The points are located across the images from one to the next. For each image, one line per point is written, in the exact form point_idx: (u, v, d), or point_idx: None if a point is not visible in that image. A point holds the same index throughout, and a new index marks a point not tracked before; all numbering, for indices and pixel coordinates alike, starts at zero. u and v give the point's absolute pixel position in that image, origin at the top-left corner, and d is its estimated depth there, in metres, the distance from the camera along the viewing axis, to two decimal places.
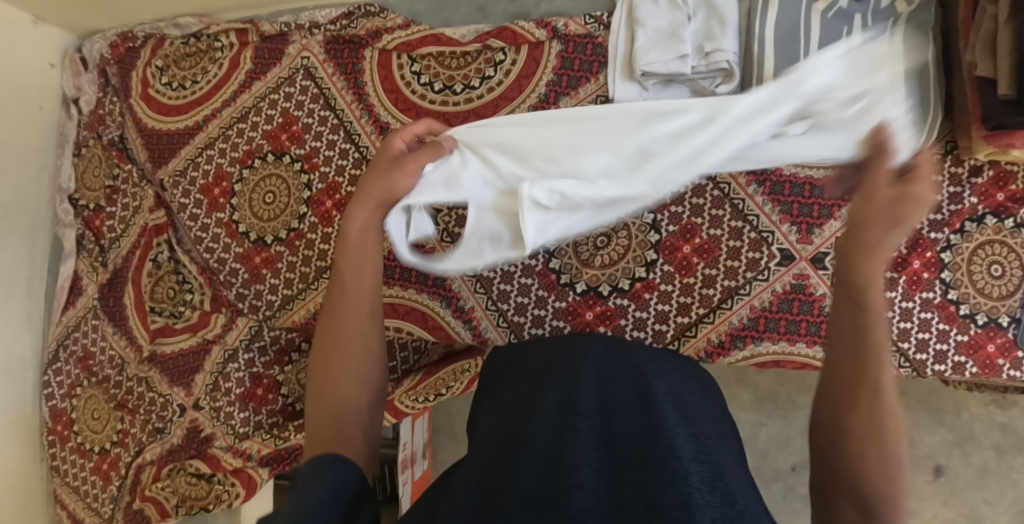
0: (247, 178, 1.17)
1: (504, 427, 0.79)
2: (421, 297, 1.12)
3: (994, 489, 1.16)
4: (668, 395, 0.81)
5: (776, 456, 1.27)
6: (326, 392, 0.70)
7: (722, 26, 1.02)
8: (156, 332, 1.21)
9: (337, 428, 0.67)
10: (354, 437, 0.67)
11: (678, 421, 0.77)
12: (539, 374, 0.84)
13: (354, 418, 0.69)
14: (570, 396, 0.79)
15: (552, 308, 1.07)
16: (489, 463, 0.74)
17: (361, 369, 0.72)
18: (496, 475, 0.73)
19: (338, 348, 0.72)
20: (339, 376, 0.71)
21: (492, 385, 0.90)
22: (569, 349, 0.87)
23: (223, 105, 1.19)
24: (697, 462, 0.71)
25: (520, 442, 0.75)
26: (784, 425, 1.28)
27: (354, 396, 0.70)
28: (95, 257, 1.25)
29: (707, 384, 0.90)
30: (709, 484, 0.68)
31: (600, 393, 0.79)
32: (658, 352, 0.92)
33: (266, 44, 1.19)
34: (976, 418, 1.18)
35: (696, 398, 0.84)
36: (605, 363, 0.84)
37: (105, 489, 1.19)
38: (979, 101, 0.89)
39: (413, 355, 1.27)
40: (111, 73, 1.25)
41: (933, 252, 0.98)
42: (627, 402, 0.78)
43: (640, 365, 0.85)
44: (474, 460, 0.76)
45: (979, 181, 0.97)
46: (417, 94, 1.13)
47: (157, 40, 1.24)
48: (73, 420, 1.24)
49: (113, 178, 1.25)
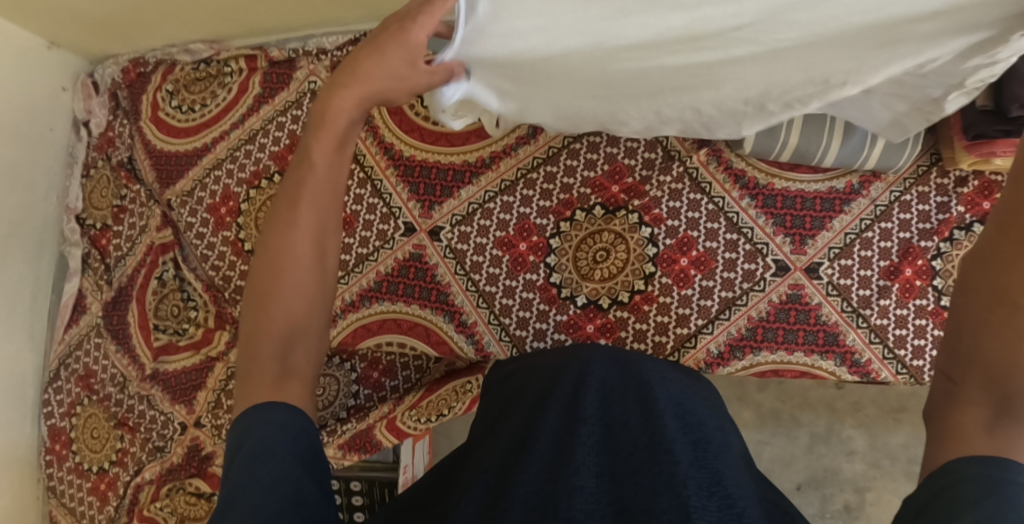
0: (254, 197, 1.18)
1: (512, 432, 0.76)
2: (424, 313, 1.14)
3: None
4: (670, 404, 0.79)
5: (781, 475, 1.28)
6: (264, 327, 0.68)
7: None
8: (160, 350, 1.22)
9: (280, 363, 0.68)
10: (298, 359, 0.68)
11: (679, 429, 0.76)
12: (547, 383, 0.82)
13: (299, 335, 0.69)
14: (574, 403, 0.77)
15: (553, 321, 1.09)
16: (496, 467, 0.72)
17: (310, 289, 0.70)
18: (500, 480, 0.70)
19: (282, 260, 0.69)
20: (285, 296, 0.69)
21: (495, 395, 0.88)
22: (569, 357, 0.84)
23: (231, 128, 1.22)
24: (694, 467, 0.70)
25: (525, 447, 0.73)
26: (787, 442, 1.29)
27: (296, 316, 0.69)
28: (101, 275, 1.27)
29: (709, 388, 0.90)
30: (707, 489, 0.67)
31: (602, 401, 0.78)
32: (663, 364, 0.89)
33: (274, 70, 1.21)
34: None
35: (698, 406, 0.82)
36: (611, 374, 0.81)
37: (102, 509, 1.19)
38: (960, 112, 0.93)
39: (415, 373, 1.27)
40: (122, 96, 1.29)
41: (924, 260, 1.01)
42: (630, 410, 0.77)
43: (644, 374, 0.82)
44: (479, 464, 0.74)
45: (965, 190, 1.00)
46: (420, 116, 1.19)
47: (168, 66, 1.28)
48: (71, 439, 1.24)
49: (121, 198, 1.28)
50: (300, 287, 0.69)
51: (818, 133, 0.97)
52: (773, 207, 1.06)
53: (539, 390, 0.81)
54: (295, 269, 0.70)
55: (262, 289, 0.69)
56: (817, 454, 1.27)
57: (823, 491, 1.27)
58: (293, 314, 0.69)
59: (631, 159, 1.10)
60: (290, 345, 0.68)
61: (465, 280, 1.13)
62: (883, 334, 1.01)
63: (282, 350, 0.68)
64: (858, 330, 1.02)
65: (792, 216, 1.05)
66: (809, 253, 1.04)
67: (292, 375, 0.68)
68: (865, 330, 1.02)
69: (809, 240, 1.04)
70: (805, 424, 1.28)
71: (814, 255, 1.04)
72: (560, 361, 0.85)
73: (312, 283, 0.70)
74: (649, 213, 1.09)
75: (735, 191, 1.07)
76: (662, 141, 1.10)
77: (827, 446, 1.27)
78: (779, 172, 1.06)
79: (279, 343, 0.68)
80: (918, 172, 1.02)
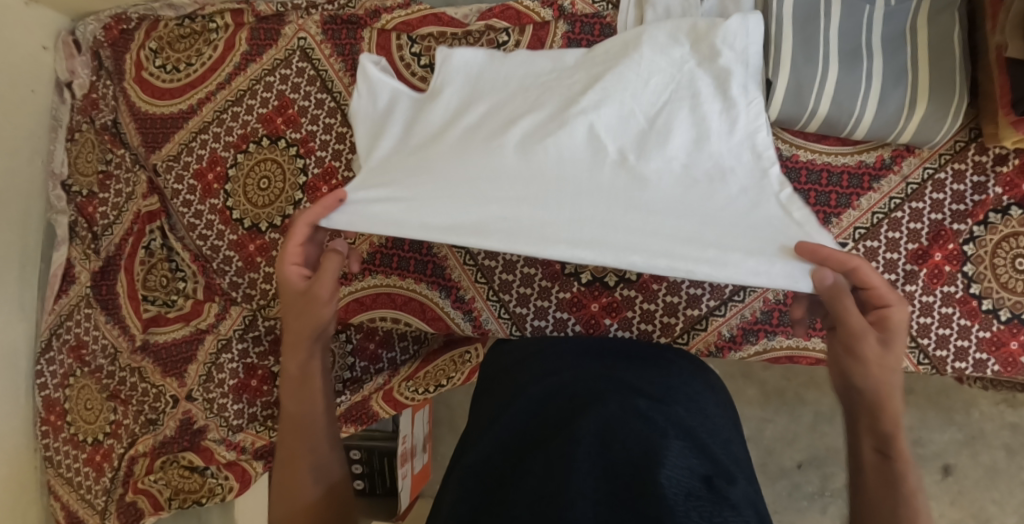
0: (242, 162, 1.13)
1: (500, 453, 0.73)
2: (420, 287, 1.07)
3: (1003, 490, 1.22)
4: (673, 423, 0.75)
5: (782, 452, 1.28)
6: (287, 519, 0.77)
7: (737, 5, 0.97)
8: (149, 321, 1.18)
9: None
10: None
11: (686, 452, 0.71)
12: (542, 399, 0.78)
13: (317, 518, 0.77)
14: (568, 420, 0.73)
15: (556, 299, 1.03)
16: (485, 491, 0.70)
17: (318, 470, 0.79)
18: (492, 511, 0.68)
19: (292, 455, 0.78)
20: (299, 482, 0.77)
21: (488, 404, 0.84)
22: (565, 375, 0.81)
23: (217, 89, 1.15)
24: (692, 497, 0.65)
25: (515, 472, 0.70)
26: (790, 421, 1.28)
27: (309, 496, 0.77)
28: (88, 244, 1.22)
29: (717, 392, 0.88)
30: (708, 517, 0.63)
31: (601, 416, 0.73)
32: (691, 380, 0.86)
33: (261, 25, 1.14)
34: (987, 417, 1.23)
35: (705, 422, 0.79)
36: (610, 393, 0.77)
37: (98, 480, 1.17)
38: (1007, 84, 0.87)
39: (413, 344, 1.22)
40: (105, 56, 1.22)
41: (955, 244, 0.96)
42: (631, 426, 0.72)
43: (643, 390, 0.78)
44: (465, 482, 0.71)
45: (1004, 170, 0.95)
46: (418, 77, 1.06)
47: (152, 22, 1.21)
48: (66, 410, 1.21)
49: (107, 163, 1.22)
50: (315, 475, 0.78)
51: (847, 102, 0.93)
52: (795, 182, 1.00)
53: (530, 405, 0.77)
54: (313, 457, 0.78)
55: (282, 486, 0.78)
56: (820, 432, 1.27)
57: (823, 470, 1.27)
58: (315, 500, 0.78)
59: None
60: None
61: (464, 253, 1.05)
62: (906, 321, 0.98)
63: None
64: None
65: (816, 192, 0.99)
66: (832, 232, 0.99)
67: None
68: None
69: (833, 218, 0.99)
70: (810, 403, 1.28)
71: (837, 235, 0.99)
72: (556, 375, 0.81)
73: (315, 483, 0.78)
74: None
75: None
76: None
77: (831, 424, 1.27)
78: (805, 143, 0.99)
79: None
80: (954, 148, 0.97)
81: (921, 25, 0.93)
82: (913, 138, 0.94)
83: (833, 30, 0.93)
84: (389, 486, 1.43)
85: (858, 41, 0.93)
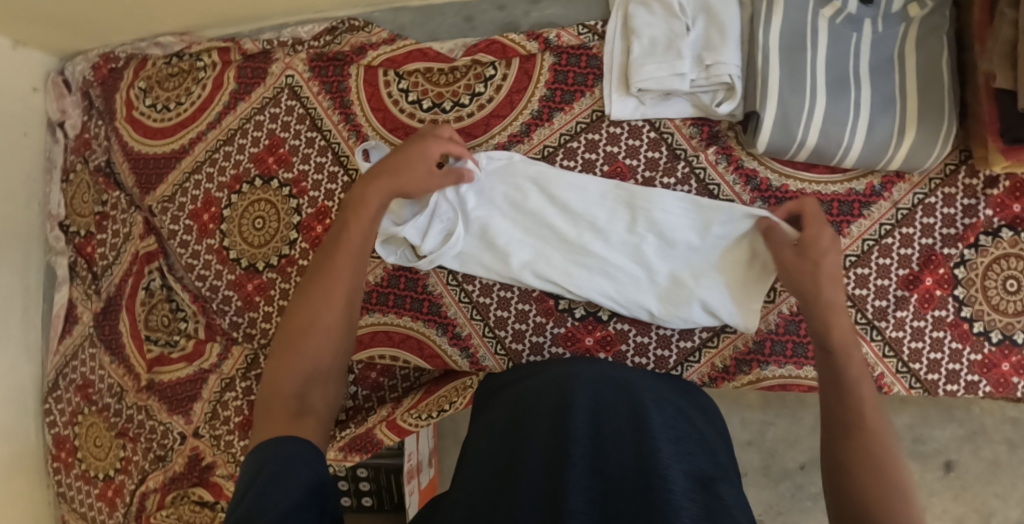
0: (236, 203, 1.14)
1: (501, 448, 0.75)
2: (417, 325, 1.08)
3: (1005, 483, 1.20)
4: (664, 423, 0.76)
5: (784, 455, 1.30)
6: (292, 361, 0.78)
7: (722, 35, 0.94)
8: (153, 361, 1.20)
9: (298, 401, 0.75)
10: (315, 405, 0.76)
11: (677, 452, 0.72)
12: (534, 401, 0.79)
13: (315, 381, 0.78)
14: (560, 421, 0.75)
15: (550, 335, 1.04)
16: (484, 486, 0.71)
17: (334, 341, 0.80)
18: (494, 503, 0.69)
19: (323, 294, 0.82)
20: (315, 340, 0.79)
21: (496, 400, 0.84)
22: (563, 373, 0.82)
23: (208, 128, 1.16)
24: (690, 499, 0.66)
25: (513, 470, 0.72)
26: (791, 423, 1.30)
27: (316, 359, 0.79)
28: (88, 284, 1.25)
29: (706, 411, 0.88)
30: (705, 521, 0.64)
31: (592, 418, 0.75)
32: (664, 384, 0.87)
33: (250, 64, 1.15)
34: (987, 413, 1.21)
35: (688, 426, 0.79)
36: (601, 390, 0.79)
37: (111, 515, 1.20)
38: (996, 112, 0.87)
39: (414, 372, 1.22)
40: (95, 95, 1.23)
41: (946, 268, 0.97)
42: (622, 426, 0.74)
43: (636, 392, 0.79)
44: (460, 488, 0.73)
45: (994, 192, 0.96)
46: (405, 114, 1.07)
47: (140, 61, 1.21)
48: (76, 447, 1.24)
49: (102, 204, 1.23)
50: (325, 333, 0.80)
51: (835, 130, 0.92)
52: None
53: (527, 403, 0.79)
54: (339, 323, 0.81)
55: (297, 333, 0.80)
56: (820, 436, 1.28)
57: None
58: (319, 361, 0.79)
59: (634, 159, 1.01)
60: (308, 385, 0.77)
61: (457, 291, 1.06)
62: (898, 347, 0.98)
63: (309, 389, 0.77)
64: (872, 342, 0.98)
65: None
66: None
67: (309, 408, 0.75)
68: (879, 343, 0.98)
69: None
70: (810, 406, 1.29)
71: None
72: (551, 377, 0.82)
73: (340, 339, 0.81)
74: (611, 165, 1.02)
75: (746, 195, 0.99)
76: (667, 139, 1.01)
77: None
78: (794, 172, 0.99)
79: (301, 379, 0.77)
80: (945, 172, 0.97)
81: (909, 52, 0.92)
82: (902, 166, 0.94)
83: (820, 60, 0.93)
84: (396, 502, 1.44)
85: (845, 70, 0.93)
